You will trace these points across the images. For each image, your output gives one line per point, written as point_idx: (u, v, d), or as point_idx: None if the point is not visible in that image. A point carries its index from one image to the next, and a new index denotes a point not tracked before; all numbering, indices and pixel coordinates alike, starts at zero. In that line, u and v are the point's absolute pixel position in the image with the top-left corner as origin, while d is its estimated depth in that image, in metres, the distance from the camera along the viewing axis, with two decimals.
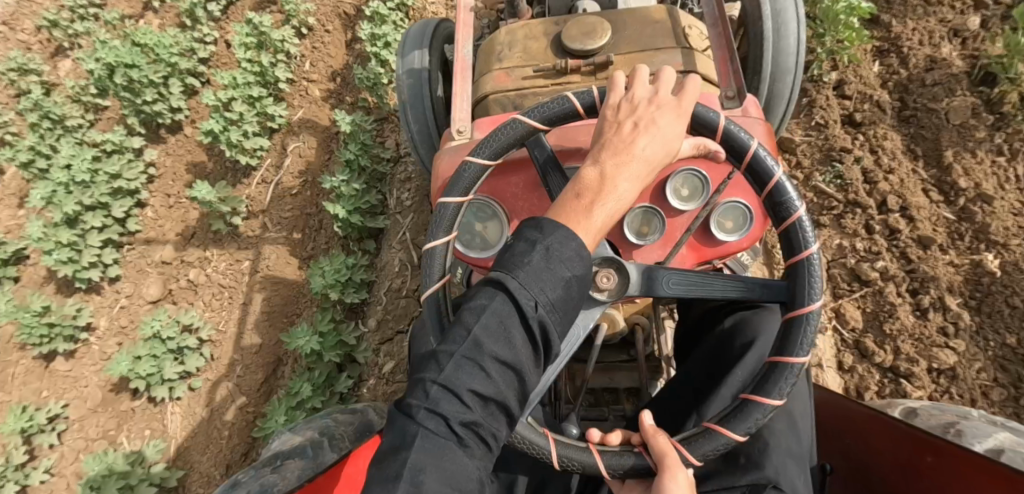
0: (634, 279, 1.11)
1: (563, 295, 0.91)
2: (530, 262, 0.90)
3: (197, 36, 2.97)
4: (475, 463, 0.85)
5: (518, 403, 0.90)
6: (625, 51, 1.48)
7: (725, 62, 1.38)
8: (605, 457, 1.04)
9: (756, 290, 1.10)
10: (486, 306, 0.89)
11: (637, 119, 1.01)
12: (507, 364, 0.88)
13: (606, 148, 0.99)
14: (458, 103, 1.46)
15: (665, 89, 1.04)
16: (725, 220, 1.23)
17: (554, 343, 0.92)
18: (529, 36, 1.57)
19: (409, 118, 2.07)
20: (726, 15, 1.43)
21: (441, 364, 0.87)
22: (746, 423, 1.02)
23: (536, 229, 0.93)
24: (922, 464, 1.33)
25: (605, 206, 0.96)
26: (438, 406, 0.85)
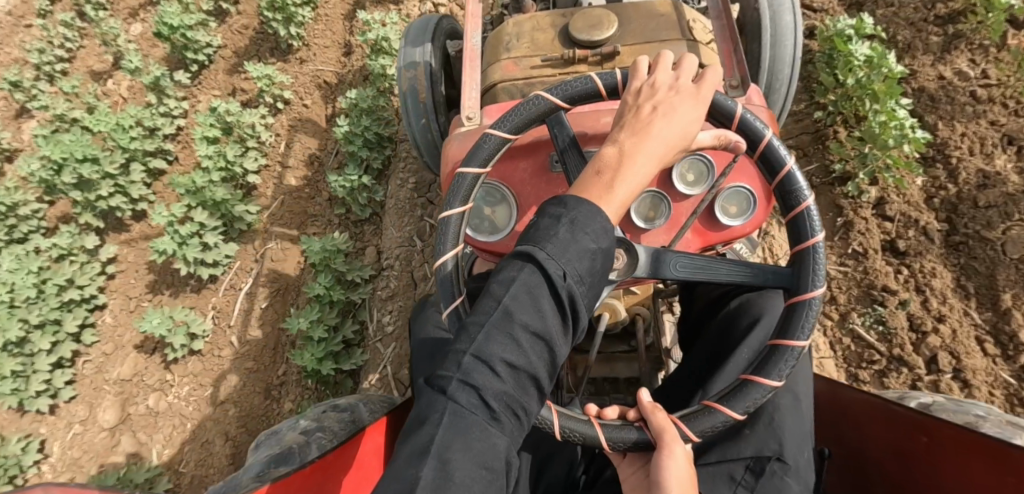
0: (643, 261, 1.14)
1: (591, 266, 0.92)
2: (557, 234, 0.91)
3: (165, 111, 2.96)
4: (507, 432, 0.87)
5: (549, 374, 0.92)
6: (630, 43, 1.51)
7: (729, 55, 1.41)
8: (605, 432, 1.07)
9: (760, 276, 1.14)
10: (515, 278, 0.91)
11: (657, 102, 1.03)
12: (537, 334, 0.90)
13: (627, 128, 1.01)
14: (466, 92, 1.49)
15: (686, 75, 1.06)
16: (729, 206, 1.26)
17: (582, 313, 0.93)
18: (537, 28, 1.60)
19: (409, 117, 2.11)
20: (731, 8, 1.46)
21: (472, 336, 0.89)
22: (745, 402, 1.05)
23: (561, 205, 0.95)
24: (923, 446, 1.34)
25: (626, 184, 0.97)
26: (470, 376, 0.87)
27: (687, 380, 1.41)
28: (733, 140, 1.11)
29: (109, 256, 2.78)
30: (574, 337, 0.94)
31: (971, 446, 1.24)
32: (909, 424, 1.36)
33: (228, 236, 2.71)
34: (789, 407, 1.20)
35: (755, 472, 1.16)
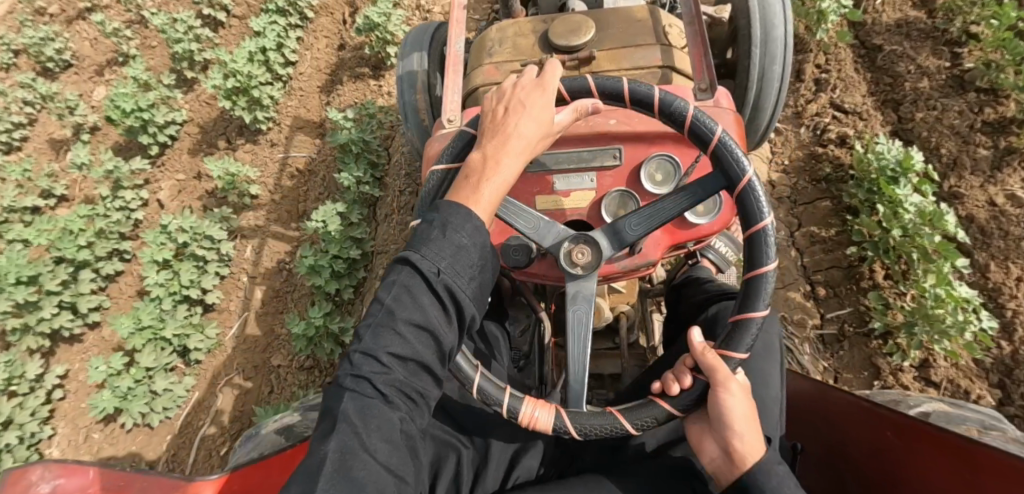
0: (605, 244, 1.20)
1: (462, 261, 1.06)
2: (429, 238, 1.06)
3: (121, 205, 2.72)
4: (399, 412, 1.01)
5: (436, 357, 1.06)
6: (608, 47, 1.57)
7: (700, 58, 1.45)
8: (671, 400, 1.13)
9: (698, 194, 1.18)
10: (396, 281, 1.05)
11: (508, 104, 1.18)
12: (420, 327, 1.04)
13: (487, 134, 1.16)
14: (448, 95, 1.56)
15: (528, 75, 1.21)
16: None
17: (463, 304, 1.06)
18: (519, 34, 1.66)
19: (407, 115, 2.16)
20: (702, 13, 1.50)
21: (360, 336, 1.04)
22: (762, 297, 1.11)
23: (435, 212, 1.09)
24: (891, 443, 1.39)
25: (490, 185, 1.11)
26: (361, 368, 1.01)
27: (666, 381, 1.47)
28: (586, 105, 1.21)
29: (57, 378, 2.46)
30: (458, 325, 1.08)
31: (949, 449, 1.27)
32: (889, 425, 1.38)
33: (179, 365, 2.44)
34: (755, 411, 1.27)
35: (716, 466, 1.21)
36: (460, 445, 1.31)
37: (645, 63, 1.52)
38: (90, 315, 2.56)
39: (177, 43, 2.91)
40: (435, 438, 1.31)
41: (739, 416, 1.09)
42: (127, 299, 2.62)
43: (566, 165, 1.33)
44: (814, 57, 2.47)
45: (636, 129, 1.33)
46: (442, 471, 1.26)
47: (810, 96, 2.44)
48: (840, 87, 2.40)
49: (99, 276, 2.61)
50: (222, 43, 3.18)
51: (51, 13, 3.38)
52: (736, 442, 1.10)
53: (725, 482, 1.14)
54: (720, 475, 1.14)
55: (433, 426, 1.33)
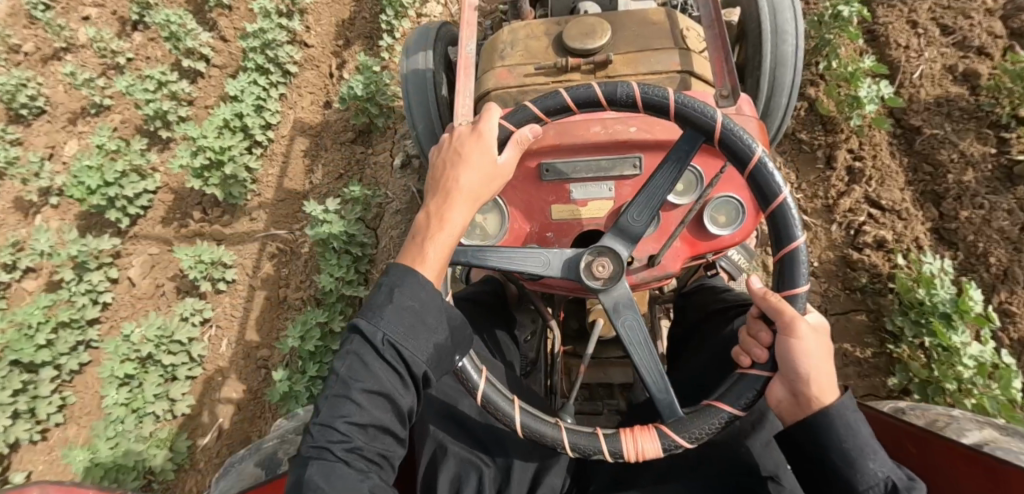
0: (624, 255, 1.16)
1: (412, 322, 1.03)
2: (376, 305, 1.03)
3: (87, 288, 2.42)
4: (363, 479, 0.96)
5: (396, 420, 1.02)
6: (624, 51, 1.52)
7: (721, 63, 1.41)
8: (752, 366, 1.11)
9: (683, 157, 1.15)
10: (347, 351, 1.02)
11: (448, 160, 1.14)
12: (374, 392, 1.00)
13: (432, 193, 1.12)
14: (460, 99, 1.51)
15: (463, 129, 1.17)
16: (718, 215, 1.27)
17: (417, 364, 1.03)
18: (531, 36, 1.61)
19: (414, 117, 2.11)
20: (723, 16, 1.45)
21: (318, 408, 1.01)
22: (793, 225, 1.09)
23: (383, 278, 1.06)
24: (906, 452, 1.36)
25: (436, 244, 1.08)
26: (319, 441, 0.98)
27: (683, 393, 1.43)
28: (526, 134, 1.17)
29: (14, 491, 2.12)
30: (416, 389, 1.04)
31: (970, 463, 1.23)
32: (907, 435, 1.35)
33: (147, 493, 2.10)
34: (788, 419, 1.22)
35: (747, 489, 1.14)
36: (480, 462, 1.27)
37: (664, 66, 1.48)
38: (52, 420, 2.23)
39: (147, 103, 2.63)
40: (455, 455, 1.27)
41: (813, 353, 1.03)
42: (87, 414, 2.27)
43: (584, 173, 1.29)
44: (846, 143, 2.25)
45: (657, 137, 1.28)
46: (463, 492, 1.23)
47: (842, 188, 2.23)
48: (876, 179, 2.19)
49: (61, 373, 2.29)
50: (198, 100, 2.82)
51: (24, 51, 2.92)
52: (808, 380, 1.04)
53: (790, 423, 1.08)
54: (785, 417, 1.08)
55: (451, 443, 1.29)
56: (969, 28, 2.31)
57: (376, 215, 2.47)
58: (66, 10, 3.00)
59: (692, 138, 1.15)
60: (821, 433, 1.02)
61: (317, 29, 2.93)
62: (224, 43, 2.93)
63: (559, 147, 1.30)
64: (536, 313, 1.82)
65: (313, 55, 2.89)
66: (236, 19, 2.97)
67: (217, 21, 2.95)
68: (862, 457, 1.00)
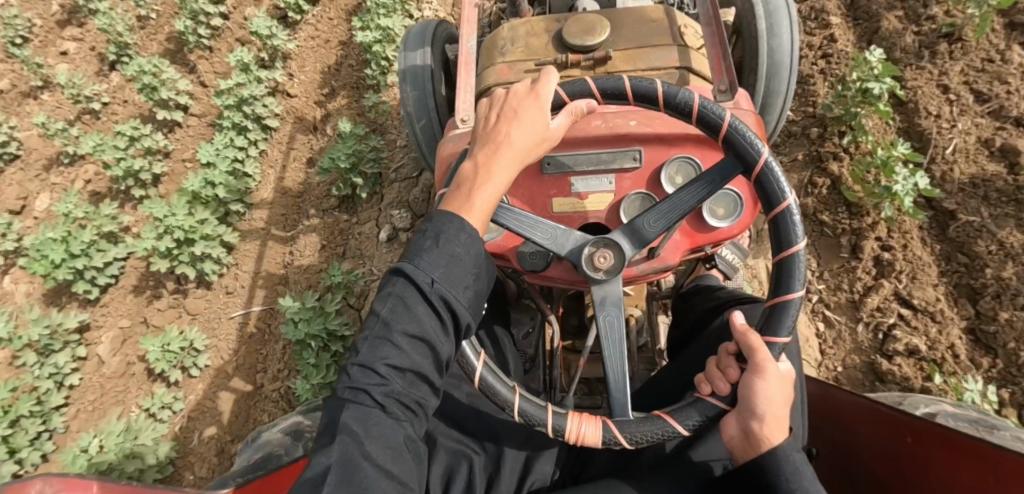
0: (627, 246, 1.18)
1: (457, 270, 1.03)
2: (422, 248, 1.03)
3: (52, 371, 2.33)
4: (398, 425, 0.99)
5: (434, 369, 1.03)
6: (623, 48, 1.54)
7: (718, 59, 1.44)
8: (719, 397, 1.12)
9: (717, 182, 1.17)
10: (390, 292, 1.02)
11: (504, 112, 1.13)
12: (416, 337, 1.01)
13: (481, 143, 1.12)
14: (461, 96, 1.54)
15: (523, 84, 1.16)
16: (716, 207, 1.29)
17: (460, 312, 1.04)
18: (531, 33, 1.63)
19: (412, 114, 2.12)
20: (721, 14, 1.48)
21: (358, 348, 1.01)
22: (797, 276, 1.10)
23: (428, 222, 1.06)
24: (903, 445, 1.38)
25: (484, 194, 1.08)
26: (358, 383, 0.99)
27: (673, 389, 1.42)
28: (581, 106, 1.18)
29: None
30: (455, 337, 1.05)
31: (970, 457, 1.25)
32: (906, 427, 1.37)
33: None
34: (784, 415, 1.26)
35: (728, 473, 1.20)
36: (472, 452, 1.29)
37: (662, 63, 1.50)
38: None
39: (118, 162, 2.58)
40: (446, 448, 1.30)
41: (774, 401, 1.07)
42: None
43: (584, 167, 1.31)
44: (874, 231, 2.04)
45: (658, 130, 1.30)
46: (454, 480, 1.24)
47: (869, 281, 2.04)
48: (907, 273, 1.99)
49: (22, 468, 2.18)
50: (176, 153, 2.76)
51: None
52: (763, 424, 1.07)
53: (741, 458, 1.12)
54: (736, 453, 1.12)
55: (441, 436, 1.32)
56: (1006, 95, 2.08)
57: (359, 297, 2.33)
58: (44, 44, 3.00)
59: (732, 165, 1.17)
60: (768, 473, 1.08)
61: (302, 76, 2.86)
62: (203, 88, 2.89)
63: (561, 140, 1.32)
64: (535, 312, 1.90)
65: (291, 105, 2.81)
66: (217, 64, 2.93)
67: (197, 66, 2.91)
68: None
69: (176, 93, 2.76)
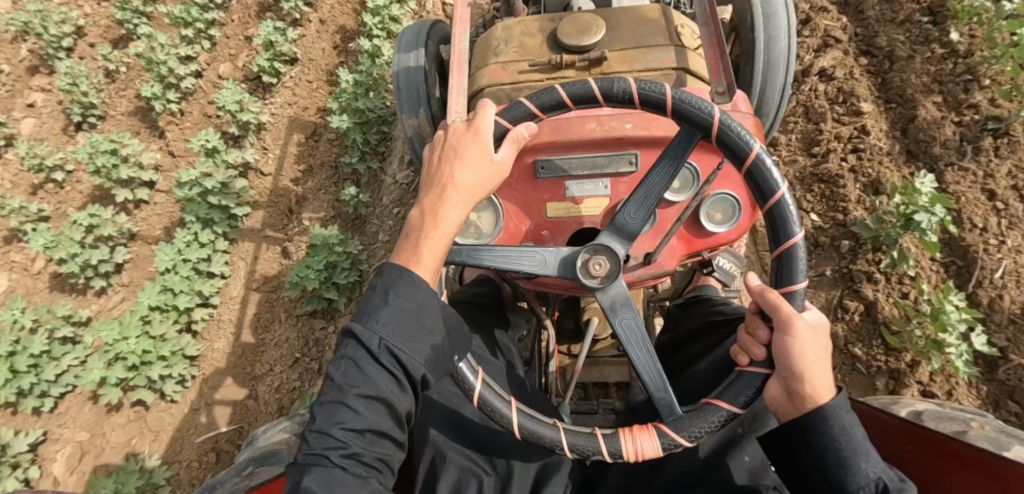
0: (622, 254, 1.15)
1: (407, 323, 1.04)
2: (372, 308, 1.04)
3: None
4: (362, 485, 0.99)
5: (393, 423, 1.04)
6: (619, 48, 1.51)
7: (716, 61, 1.40)
8: (751, 368, 1.10)
9: (681, 155, 1.14)
10: (343, 355, 1.04)
11: (446, 156, 1.13)
12: (371, 397, 1.01)
13: (427, 190, 1.12)
14: (453, 94, 1.49)
15: (461, 126, 1.17)
16: (714, 212, 1.25)
17: (414, 367, 1.04)
18: (526, 33, 1.60)
19: (403, 117, 2.10)
20: (718, 15, 1.44)
21: (314, 414, 1.03)
22: (790, 221, 1.08)
23: (377, 279, 1.07)
24: (905, 454, 1.35)
25: (431, 246, 1.08)
26: (316, 449, 0.99)
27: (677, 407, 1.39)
28: (522, 133, 1.16)
29: None
30: (413, 390, 1.06)
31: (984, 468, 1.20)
32: (908, 436, 1.34)
33: None
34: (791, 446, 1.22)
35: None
36: (481, 471, 1.25)
37: (659, 64, 1.47)
38: None
39: (74, 256, 2.46)
40: (455, 462, 1.24)
41: (812, 353, 1.03)
42: None
43: (580, 171, 1.28)
44: (913, 375, 1.89)
45: (655, 134, 1.27)
46: None
47: None
48: None
49: None
50: (142, 232, 2.62)
51: None
52: (804, 379, 1.04)
53: (786, 420, 1.09)
54: (782, 416, 1.09)
55: (450, 450, 1.26)
56: None
57: None
58: (13, 96, 2.92)
59: (690, 133, 1.13)
60: (817, 432, 1.05)
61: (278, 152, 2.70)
62: (171, 157, 2.76)
63: (556, 143, 1.28)
64: (530, 314, 1.88)
65: (259, 184, 2.65)
66: (187, 131, 2.80)
67: (166, 132, 2.78)
68: (854, 457, 1.02)
69: (138, 172, 2.62)
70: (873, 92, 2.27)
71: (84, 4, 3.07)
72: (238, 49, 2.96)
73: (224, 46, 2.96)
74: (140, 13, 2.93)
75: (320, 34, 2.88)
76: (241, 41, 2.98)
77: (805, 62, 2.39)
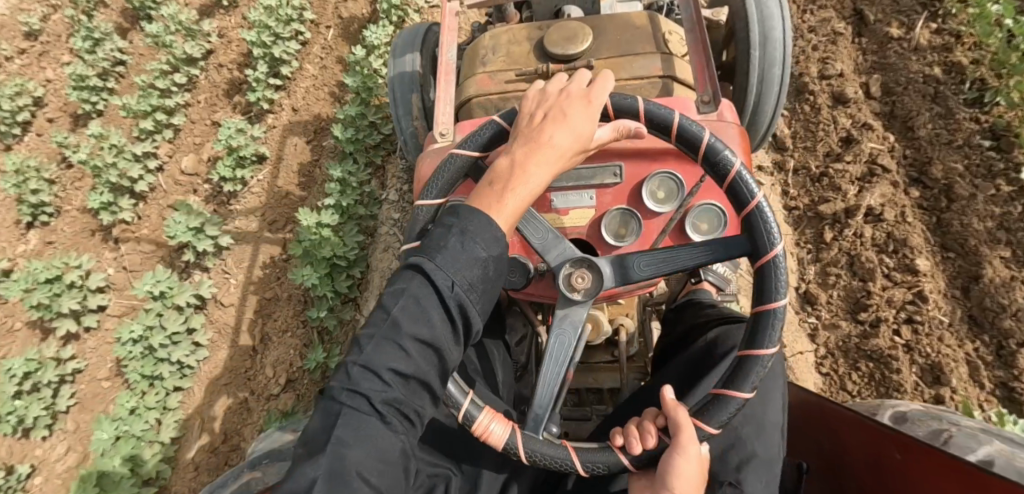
0: (609, 273, 1.15)
1: (482, 275, 0.97)
2: (446, 246, 0.96)
3: None
4: (396, 436, 0.93)
5: (439, 378, 0.97)
6: (606, 56, 1.51)
7: (702, 68, 1.39)
8: (625, 453, 1.08)
9: (719, 253, 1.11)
10: (404, 289, 0.95)
11: (549, 110, 1.09)
12: (425, 343, 0.94)
13: (522, 139, 1.06)
14: (440, 107, 1.48)
15: (579, 83, 1.11)
16: (700, 222, 1.24)
17: (473, 318, 0.98)
18: (513, 41, 1.60)
19: (401, 123, 2.11)
20: (704, 20, 1.44)
21: (361, 346, 0.94)
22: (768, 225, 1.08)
23: (454, 215, 0.99)
24: (890, 461, 1.34)
25: (517, 195, 1.02)
26: (359, 386, 0.92)
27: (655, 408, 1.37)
28: (631, 126, 1.11)
29: None
30: (465, 343, 1.00)
31: (954, 468, 1.20)
32: (895, 443, 1.33)
33: None
34: (751, 439, 1.14)
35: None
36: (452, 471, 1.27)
37: (646, 72, 1.46)
38: None
39: (9, 411, 2.35)
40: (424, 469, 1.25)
41: (687, 481, 1.02)
42: None
43: (564, 182, 1.28)
44: None
45: (638, 145, 1.28)
46: None
47: None
48: None
49: None
50: (89, 367, 2.49)
51: None
52: None
53: None
54: None
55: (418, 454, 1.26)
56: None
57: None
58: None
59: (745, 244, 1.10)
60: None
61: (240, 278, 2.51)
62: (125, 273, 2.63)
63: None
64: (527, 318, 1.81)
65: (218, 316, 2.48)
66: (143, 240, 2.67)
67: (121, 241, 2.67)
68: None
69: (85, 300, 2.53)
70: (926, 235, 2.10)
71: (47, 66, 3.05)
72: (207, 133, 2.84)
73: (188, 133, 2.85)
74: (99, 90, 2.91)
75: (291, 123, 2.74)
76: (206, 126, 2.85)
77: (851, 196, 2.20)
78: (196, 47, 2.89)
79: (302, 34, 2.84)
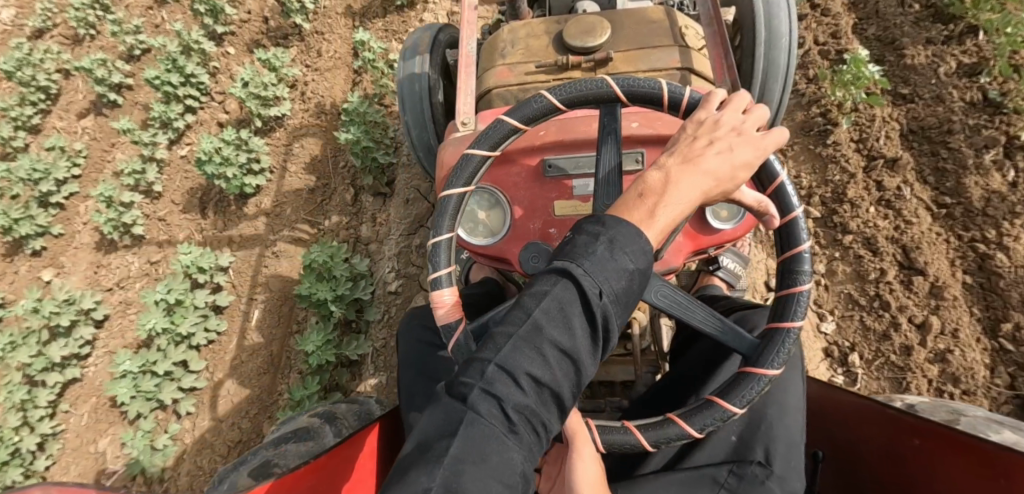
0: None
1: (627, 287, 0.90)
2: (595, 253, 0.89)
3: None
4: (523, 452, 0.84)
5: (573, 394, 0.89)
6: (624, 49, 1.54)
7: (720, 59, 1.47)
8: None
9: (727, 335, 1.13)
10: (548, 292, 0.89)
11: (713, 139, 0.98)
12: (563, 351, 0.88)
13: (678, 156, 0.97)
14: (462, 97, 1.52)
15: (752, 123, 1.00)
16: (720, 210, 1.29)
17: (613, 333, 0.91)
18: (531, 35, 1.62)
19: (407, 124, 2.12)
20: (721, 14, 1.49)
21: (498, 346, 0.88)
22: (797, 308, 1.08)
23: (598, 224, 0.92)
24: (906, 444, 1.35)
25: (667, 212, 0.93)
26: (493, 387, 0.85)
27: (665, 393, 1.42)
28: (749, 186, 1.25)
29: None
30: (601, 358, 0.92)
31: (969, 449, 1.22)
32: (909, 428, 1.33)
33: None
34: (777, 420, 1.19)
35: (738, 475, 1.15)
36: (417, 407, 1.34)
37: (664, 63, 1.49)
38: None
39: None
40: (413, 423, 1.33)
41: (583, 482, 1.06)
42: None
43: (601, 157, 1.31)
44: None
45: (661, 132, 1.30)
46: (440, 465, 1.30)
47: None
48: None
49: None
50: None
51: None
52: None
53: None
54: None
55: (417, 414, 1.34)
56: None
57: None
58: None
59: (750, 347, 1.10)
60: None
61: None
62: None
63: (563, 142, 1.34)
64: None
65: None
66: None
67: None
68: None
69: None
70: None
71: None
72: (89, 469, 2.36)
73: (60, 475, 2.37)
74: None
75: (278, 205, 2.70)
76: (88, 460, 2.38)
77: None
78: (69, 347, 2.53)
79: (215, 330, 2.48)
